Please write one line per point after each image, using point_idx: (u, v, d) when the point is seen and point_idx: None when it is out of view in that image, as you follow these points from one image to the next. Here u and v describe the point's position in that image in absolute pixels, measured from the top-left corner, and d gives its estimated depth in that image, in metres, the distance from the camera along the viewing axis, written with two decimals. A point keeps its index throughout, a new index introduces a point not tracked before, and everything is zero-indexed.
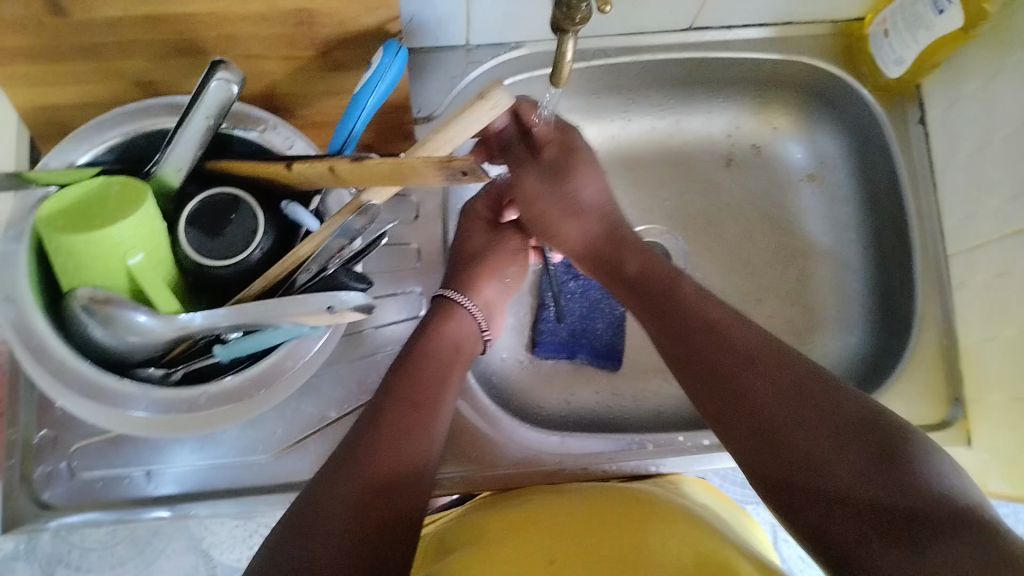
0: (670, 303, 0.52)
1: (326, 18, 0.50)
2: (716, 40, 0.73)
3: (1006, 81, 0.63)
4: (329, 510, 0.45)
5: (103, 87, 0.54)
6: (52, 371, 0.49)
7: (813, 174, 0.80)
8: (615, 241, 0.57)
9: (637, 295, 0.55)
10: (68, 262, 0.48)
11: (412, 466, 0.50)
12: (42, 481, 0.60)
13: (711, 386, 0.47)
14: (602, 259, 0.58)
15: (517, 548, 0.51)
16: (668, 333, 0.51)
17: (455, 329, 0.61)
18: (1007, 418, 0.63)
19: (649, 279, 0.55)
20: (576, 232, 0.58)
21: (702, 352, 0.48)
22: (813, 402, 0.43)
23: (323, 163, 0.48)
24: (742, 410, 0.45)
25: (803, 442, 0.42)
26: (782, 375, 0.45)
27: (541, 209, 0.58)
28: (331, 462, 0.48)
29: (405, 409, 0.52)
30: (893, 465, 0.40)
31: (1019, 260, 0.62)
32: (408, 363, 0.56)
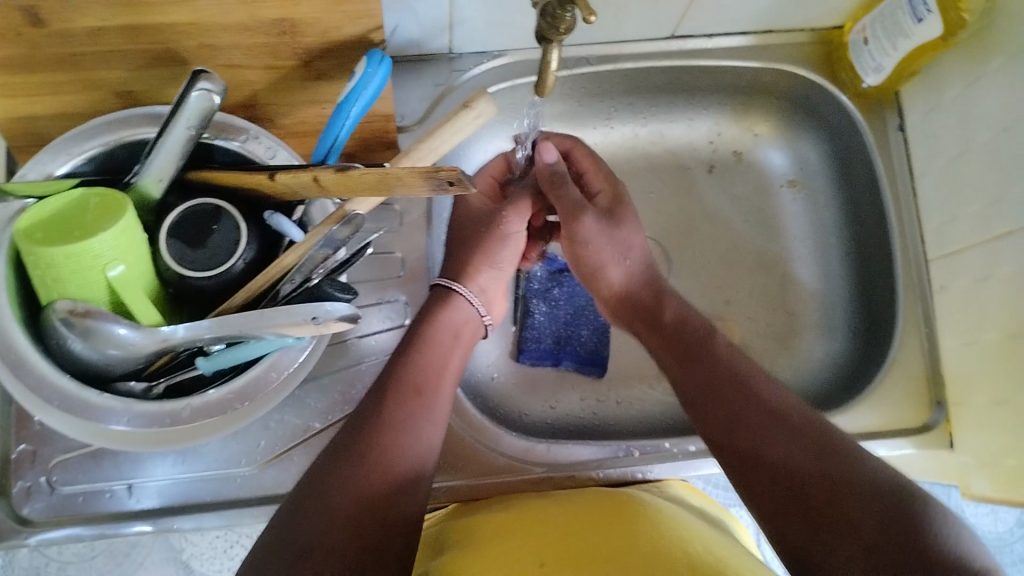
0: (703, 354, 0.55)
1: (309, 28, 0.49)
2: (698, 48, 0.73)
3: (984, 89, 0.64)
4: (329, 504, 0.45)
5: (81, 97, 0.53)
6: (31, 386, 0.48)
7: (794, 180, 0.81)
8: (654, 292, 0.61)
9: (670, 342, 0.57)
10: (46, 275, 0.47)
11: (416, 462, 0.50)
12: (21, 496, 0.59)
13: (738, 435, 0.50)
14: (642, 307, 0.61)
15: (511, 548, 0.51)
16: (695, 380, 0.54)
17: (457, 311, 0.59)
18: (989, 422, 0.63)
19: (686, 333, 0.57)
20: (622, 275, 0.62)
21: (731, 406, 0.51)
22: (835, 461, 0.46)
23: (306, 173, 0.48)
24: (765, 461, 0.48)
25: (823, 494, 0.45)
26: (807, 434, 0.48)
27: (594, 248, 0.62)
28: (332, 452, 0.48)
29: (407, 396, 0.52)
30: (909, 525, 0.42)
31: (999, 266, 0.62)
32: (409, 346, 0.55)
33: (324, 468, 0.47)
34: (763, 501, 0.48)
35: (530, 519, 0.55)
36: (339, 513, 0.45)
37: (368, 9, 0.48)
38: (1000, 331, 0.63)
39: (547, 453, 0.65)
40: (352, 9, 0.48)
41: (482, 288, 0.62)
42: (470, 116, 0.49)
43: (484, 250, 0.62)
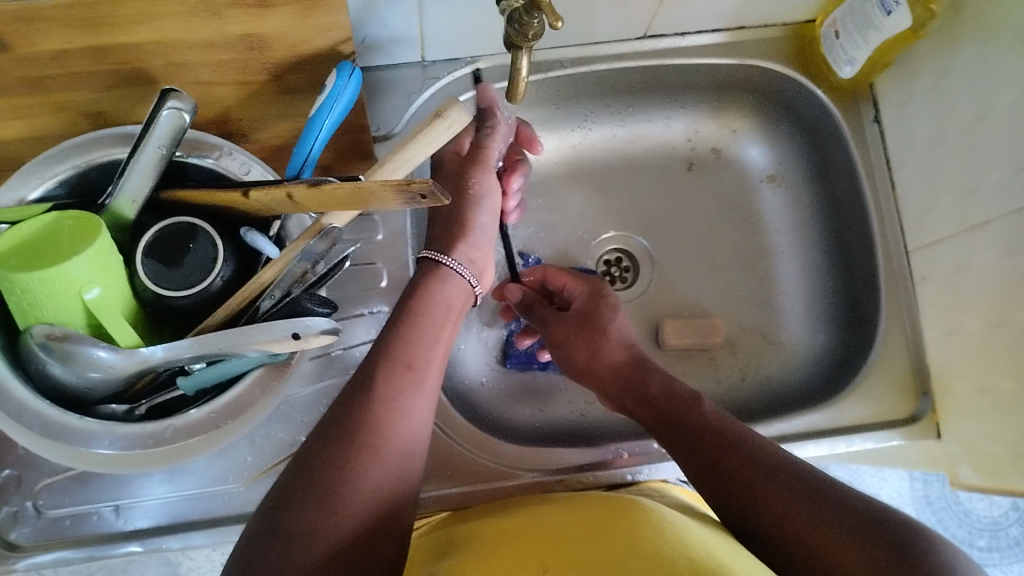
0: (689, 419, 0.55)
1: (277, 42, 0.49)
2: (671, 48, 0.73)
3: (956, 79, 0.64)
4: (320, 492, 0.44)
5: (51, 120, 0.53)
6: (11, 412, 0.48)
7: (773, 175, 0.82)
8: (640, 374, 0.59)
9: (659, 414, 0.57)
10: (22, 301, 0.47)
11: (408, 444, 0.49)
12: (7, 521, 0.58)
13: (729, 485, 0.50)
14: (627, 385, 0.60)
15: (511, 554, 0.51)
16: (684, 443, 0.54)
17: (451, 286, 0.57)
18: (973, 410, 0.64)
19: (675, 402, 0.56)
20: (606, 360, 0.61)
21: (717, 459, 0.51)
22: (825, 503, 0.46)
23: (280, 189, 0.48)
24: (759, 512, 0.48)
25: (813, 536, 0.45)
26: (794, 478, 0.48)
27: (566, 341, 0.64)
28: (321, 435, 0.47)
29: (399, 373, 0.50)
30: (901, 555, 0.42)
31: (978, 254, 0.63)
32: (400, 321, 0.53)
33: (314, 451, 0.46)
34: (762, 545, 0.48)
35: (530, 527, 0.54)
36: (330, 501, 0.44)
37: (334, 22, 0.48)
38: (982, 320, 0.63)
39: (538, 456, 0.65)
40: (319, 22, 0.48)
41: (470, 259, 0.60)
42: (442, 126, 0.49)
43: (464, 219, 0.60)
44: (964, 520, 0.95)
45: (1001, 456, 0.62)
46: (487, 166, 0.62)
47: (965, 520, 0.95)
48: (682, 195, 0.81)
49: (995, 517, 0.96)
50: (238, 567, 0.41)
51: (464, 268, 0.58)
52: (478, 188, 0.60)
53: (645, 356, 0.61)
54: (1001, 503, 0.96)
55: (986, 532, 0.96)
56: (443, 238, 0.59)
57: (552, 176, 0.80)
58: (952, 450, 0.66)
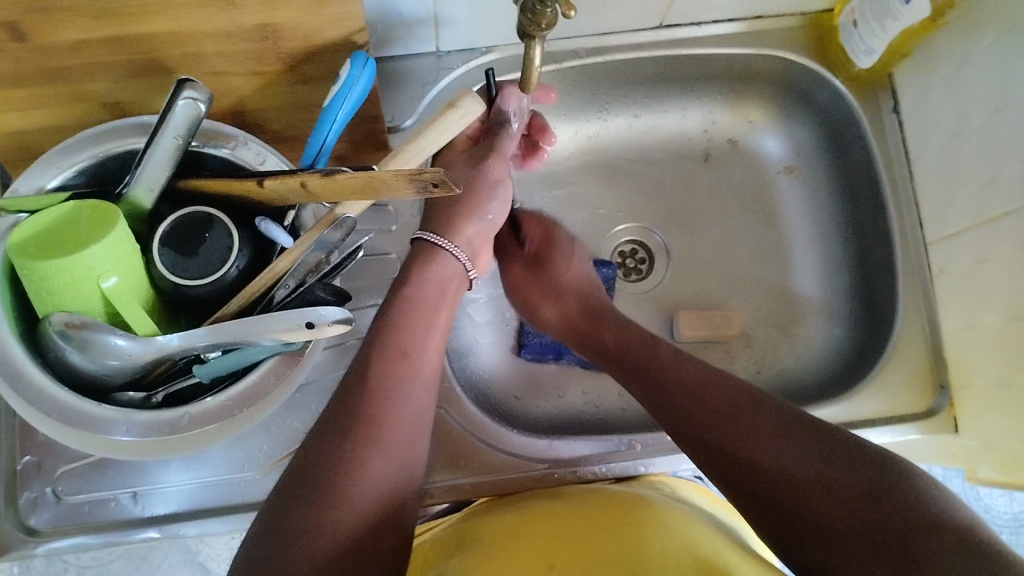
0: (653, 368, 0.57)
1: (292, 32, 0.49)
2: (686, 37, 0.73)
3: (976, 68, 0.64)
4: (323, 483, 0.45)
5: (70, 110, 0.54)
6: (29, 399, 0.48)
7: (791, 167, 0.81)
8: (592, 320, 0.65)
9: (620, 366, 0.60)
10: (41, 289, 0.47)
11: (409, 430, 0.50)
12: (28, 507, 0.59)
13: (710, 453, 0.50)
14: (582, 334, 0.65)
15: (528, 549, 0.51)
16: (656, 402, 0.55)
17: (441, 267, 0.59)
18: (992, 404, 0.63)
19: (630, 345, 0.61)
20: (556, 311, 0.67)
21: (688, 412, 0.53)
22: (793, 440, 0.47)
23: (294, 178, 0.48)
24: (732, 463, 0.49)
25: (785, 482, 0.46)
26: (768, 427, 0.49)
27: (526, 293, 0.69)
28: (320, 428, 0.48)
29: (392, 359, 0.52)
30: (887, 497, 0.42)
31: (998, 246, 0.62)
32: (392, 308, 0.55)
33: (314, 443, 0.47)
34: (748, 504, 0.48)
35: (544, 521, 0.54)
36: (333, 489, 0.45)
37: (349, 12, 0.48)
38: (1001, 312, 0.62)
39: (550, 450, 0.64)
40: (334, 13, 0.48)
41: (469, 240, 0.62)
42: (456, 115, 0.49)
43: (473, 202, 0.62)
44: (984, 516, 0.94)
45: (1019, 451, 0.61)
46: (502, 153, 0.64)
47: (986, 516, 0.94)
48: (698, 186, 0.81)
49: (1015, 513, 0.95)
50: (247, 559, 0.42)
51: (462, 251, 0.61)
52: (492, 175, 0.63)
53: (598, 302, 0.67)
54: (1022, 500, 0.95)
55: (1007, 529, 0.94)
56: (444, 218, 0.62)
57: (567, 167, 0.80)
58: (970, 445, 0.66)
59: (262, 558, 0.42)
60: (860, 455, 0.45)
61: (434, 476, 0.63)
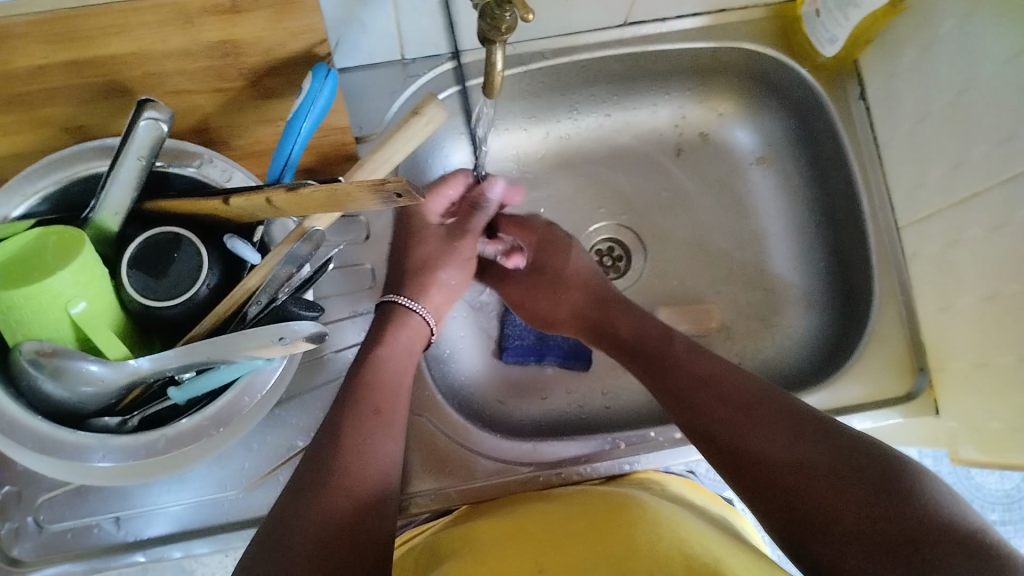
0: (665, 360, 0.58)
1: (251, 48, 0.49)
2: (653, 34, 0.72)
3: (939, 52, 0.64)
4: (298, 524, 0.46)
5: (32, 136, 0.53)
6: (3, 429, 0.48)
7: (763, 157, 0.81)
8: (603, 313, 0.66)
9: (633, 356, 0.61)
10: (9, 318, 0.47)
11: (382, 478, 0.51)
12: (10, 538, 0.58)
13: (719, 447, 0.50)
14: (594, 325, 0.66)
15: (511, 555, 0.51)
16: (671, 392, 0.55)
17: (410, 328, 0.61)
18: (971, 384, 0.63)
19: (641, 342, 0.61)
20: (567, 308, 0.68)
21: (702, 404, 0.53)
22: (805, 436, 0.47)
23: (259, 195, 0.47)
24: (741, 453, 0.49)
25: (793, 473, 0.46)
26: (780, 420, 0.49)
27: (527, 295, 0.70)
28: (298, 477, 0.49)
29: (364, 415, 0.53)
30: (893, 496, 0.43)
31: (968, 228, 0.62)
32: (362, 366, 0.56)
33: (293, 492, 0.48)
34: (753, 498, 0.48)
35: (527, 527, 0.54)
36: (306, 529, 0.45)
37: (308, 25, 0.48)
38: (976, 293, 0.62)
39: (534, 452, 0.64)
40: (292, 26, 0.48)
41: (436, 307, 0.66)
42: (421, 123, 0.49)
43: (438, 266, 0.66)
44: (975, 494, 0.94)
45: (1001, 430, 0.61)
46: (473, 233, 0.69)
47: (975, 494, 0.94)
48: (672, 181, 0.81)
49: (1005, 489, 0.95)
50: None
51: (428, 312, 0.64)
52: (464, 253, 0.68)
53: (604, 290, 0.68)
54: (1011, 476, 0.96)
55: (998, 506, 0.95)
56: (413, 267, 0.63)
57: (540, 169, 0.79)
58: (951, 426, 0.66)
59: None
60: (870, 454, 0.45)
61: (417, 486, 0.62)
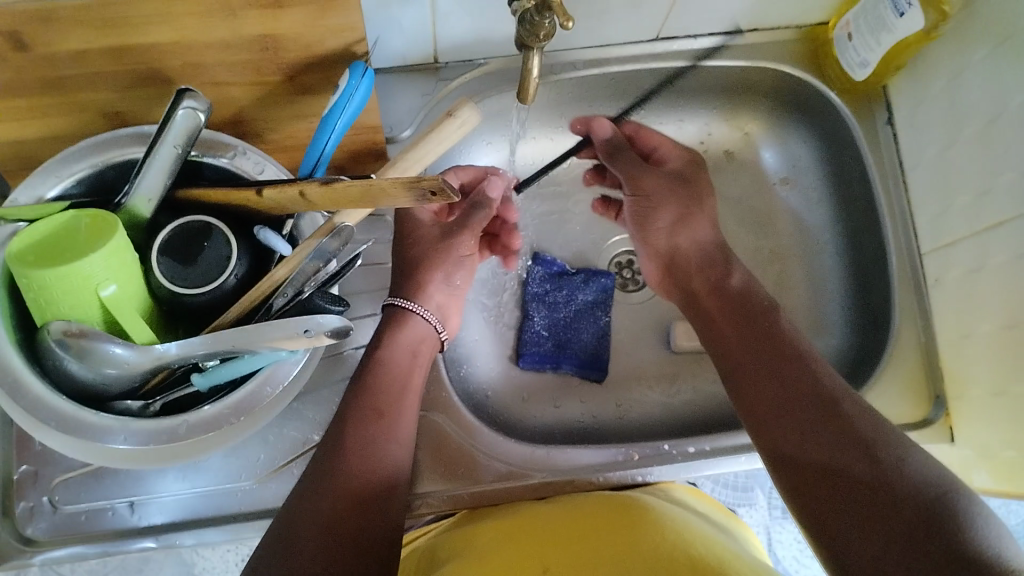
0: (766, 328, 0.57)
1: (291, 43, 0.50)
2: (683, 49, 0.73)
3: (968, 80, 0.64)
4: (305, 526, 0.47)
5: (71, 120, 0.54)
6: (27, 408, 0.48)
7: (786, 178, 0.82)
8: (724, 254, 0.65)
9: (729, 307, 0.60)
10: (39, 298, 0.47)
11: (387, 484, 0.52)
12: (24, 516, 0.59)
13: (773, 436, 0.51)
14: (710, 259, 0.65)
15: (514, 557, 0.51)
16: (750, 354, 0.56)
17: (411, 331, 0.60)
18: (990, 413, 0.63)
19: (739, 309, 0.59)
20: (688, 236, 0.66)
21: (780, 369, 0.53)
22: (865, 439, 0.47)
23: (294, 187, 0.48)
24: (802, 428, 0.50)
25: (849, 464, 0.46)
26: (856, 414, 0.49)
27: (657, 204, 0.68)
28: (302, 483, 0.50)
29: (367, 419, 0.53)
30: (937, 519, 0.41)
31: (991, 255, 0.62)
32: (364, 372, 0.56)
33: (299, 495, 0.49)
34: (796, 471, 0.49)
35: (532, 527, 0.54)
36: (318, 531, 0.46)
37: (348, 23, 0.49)
38: (996, 321, 0.62)
39: (547, 458, 0.65)
40: (333, 23, 0.49)
41: (438, 304, 0.64)
42: (454, 125, 0.50)
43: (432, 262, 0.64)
44: None
45: (1014, 459, 0.61)
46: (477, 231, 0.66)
47: None
48: None
49: (1016, 525, 0.93)
50: None
51: (431, 315, 0.62)
52: (462, 251, 0.65)
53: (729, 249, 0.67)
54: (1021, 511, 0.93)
55: None
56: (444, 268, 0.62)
57: None
58: (966, 454, 0.66)
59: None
60: (926, 475, 0.44)
61: (429, 486, 0.62)
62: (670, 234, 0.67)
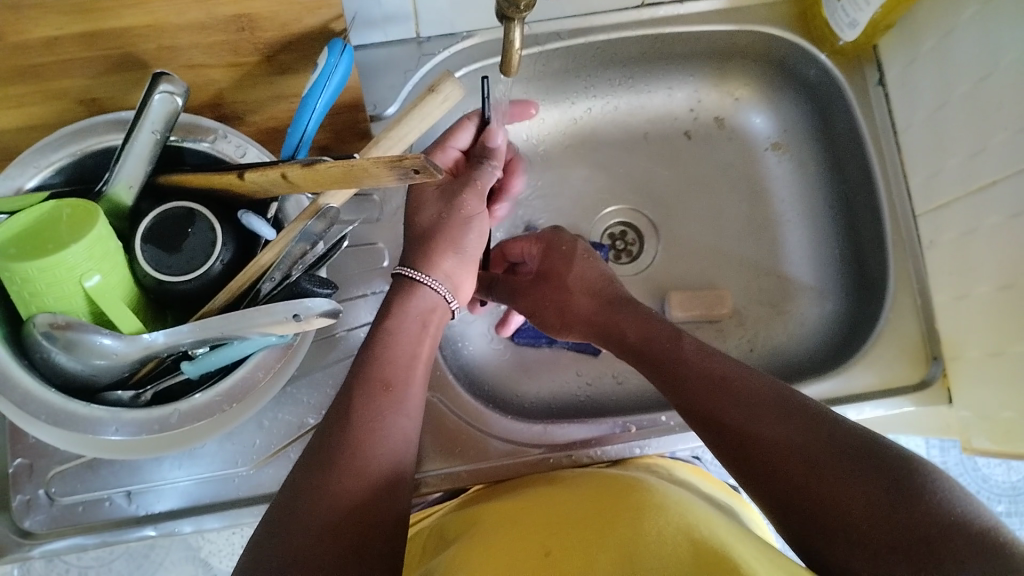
0: (676, 359, 0.54)
1: (268, 22, 0.49)
2: (669, 15, 0.72)
3: (959, 38, 0.63)
4: (306, 501, 0.46)
5: (48, 108, 0.53)
6: (16, 401, 0.48)
7: (778, 143, 0.81)
8: (609, 315, 0.60)
9: (638, 355, 0.57)
10: (22, 291, 0.47)
11: (394, 457, 0.51)
12: (21, 510, 0.59)
13: (728, 462, 0.49)
14: (600, 331, 0.61)
15: (512, 543, 0.51)
16: (678, 392, 0.53)
17: (421, 299, 0.58)
18: (986, 374, 0.63)
19: (648, 346, 0.56)
20: (566, 320, 0.63)
21: (708, 400, 0.50)
22: (819, 442, 0.45)
23: (276, 169, 0.47)
24: (752, 454, 0.47)
25: (803, 476, 0.44)
26: (797, 420, 0.47)
27: (525, 296, 0.65)
28: (303, 461, 0.49)
29: (376, 392, 0.52)
30: (908, 502, 0.41)
31: (986, 216, 0.62)
32: (374, 341, 0.55)
33: (302, 471, 0.48)
34: (759, 491, 0.47)
35: (526, 513, 0.55)
36: (317, 506, 0.46)
37: None
38: (991, 283, 0.62)
39: (544, 434, 0.64)
40: (309, 1, 0.48)
41: (447, 274, 0.60)
42: (436, 100, 0.49)
43: (443, 232, 0.59)
44: (982, 485, 0.92)
45: (1012, 420, 0.61)
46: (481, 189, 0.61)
47: (983, 485, 0.92)
48: (686, 163, 0.80)
49: (1013, 482, 0.93)
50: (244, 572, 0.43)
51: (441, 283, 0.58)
52: (466, 210, 0.60)
53: (614, 289, 0.62)
54: (1019, 469, 0.93)
55: (1004, 497, 0.92)
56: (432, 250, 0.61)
57: (553, 150, 0.79)
58: (964, 416, 0.66)
59: (260, 566, 0.43)
60: (890, 457, 0.43)
61: (426, 465, 0.62)
62: (565, 320, 0.63)
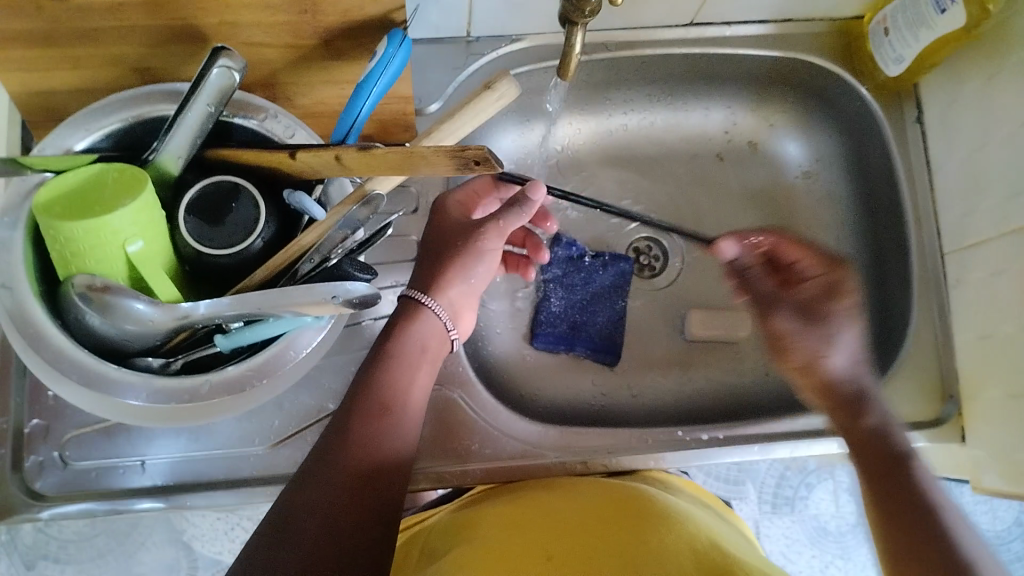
0: (903, 476, 0.56)
1: (331, 6, 0.49)
2: (716, 36, 0.73)
3: (1003, 83, 0.64)
4: (298, 526, 0.46)
5: (103, 71, 0.53)
6: (49, 358, 0.48)
7: (808, 172, 0.81)
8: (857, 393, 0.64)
9: (870, 461, 0.59)
10: (65, 250, 0.47)
11: (388, 482, 0.51)
12: (34, 470, 0.59)
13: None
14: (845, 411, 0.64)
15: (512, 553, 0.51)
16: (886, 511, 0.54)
17: (425, 323, 0.57)
18: (1003, 416, 0.63)
19: (879, 462, 0.58)
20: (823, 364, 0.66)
21: (909, 524, 0.53)
22: None
23: (329, 151, 0.47)
24: None
25: None
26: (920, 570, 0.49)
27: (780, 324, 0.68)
28: (297, 479, 0.49)
29: (373, 415, 0.52)
30: None
31: (1017, 260, 0.62)
32: (375, 361, 0.54)
33: (296, 489, 0.48)
34: None
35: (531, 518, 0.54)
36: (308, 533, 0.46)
37: None
38: (1017, 325, 0.62)
39: (560, 439, 0.65)
40: None
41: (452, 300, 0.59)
42: (492, 97, 0.49)
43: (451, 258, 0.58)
44: None
45: None
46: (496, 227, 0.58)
47: None
48: (715, 184, 0.81)
49: None
50: None
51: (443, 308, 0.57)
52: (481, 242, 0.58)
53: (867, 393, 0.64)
54: None
55: None
56: None
57: (586, 160, 0.80)
58: (977, 455, 0.66)
59: None
60: None
61: (441, 460, 0.62)
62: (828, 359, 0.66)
